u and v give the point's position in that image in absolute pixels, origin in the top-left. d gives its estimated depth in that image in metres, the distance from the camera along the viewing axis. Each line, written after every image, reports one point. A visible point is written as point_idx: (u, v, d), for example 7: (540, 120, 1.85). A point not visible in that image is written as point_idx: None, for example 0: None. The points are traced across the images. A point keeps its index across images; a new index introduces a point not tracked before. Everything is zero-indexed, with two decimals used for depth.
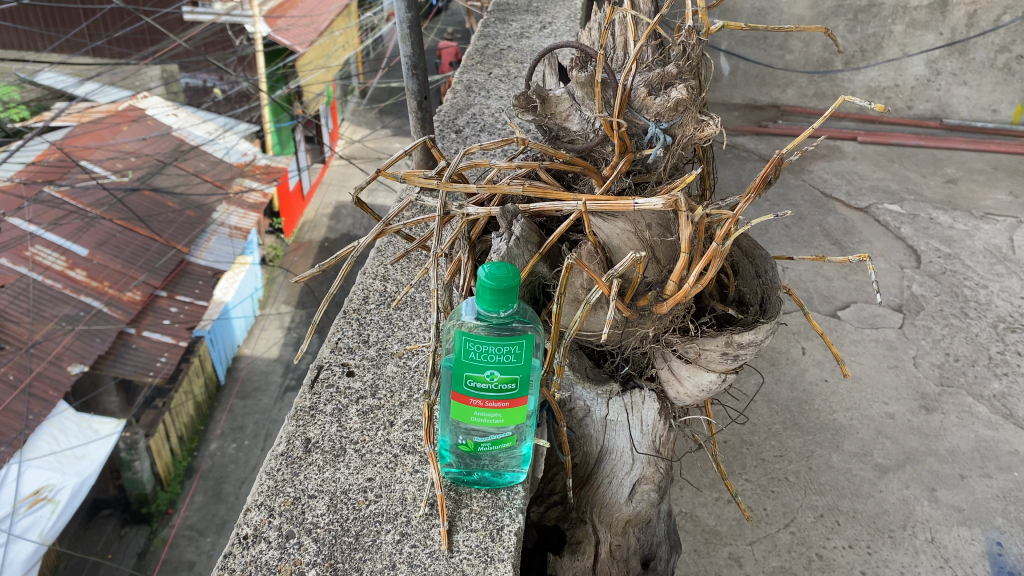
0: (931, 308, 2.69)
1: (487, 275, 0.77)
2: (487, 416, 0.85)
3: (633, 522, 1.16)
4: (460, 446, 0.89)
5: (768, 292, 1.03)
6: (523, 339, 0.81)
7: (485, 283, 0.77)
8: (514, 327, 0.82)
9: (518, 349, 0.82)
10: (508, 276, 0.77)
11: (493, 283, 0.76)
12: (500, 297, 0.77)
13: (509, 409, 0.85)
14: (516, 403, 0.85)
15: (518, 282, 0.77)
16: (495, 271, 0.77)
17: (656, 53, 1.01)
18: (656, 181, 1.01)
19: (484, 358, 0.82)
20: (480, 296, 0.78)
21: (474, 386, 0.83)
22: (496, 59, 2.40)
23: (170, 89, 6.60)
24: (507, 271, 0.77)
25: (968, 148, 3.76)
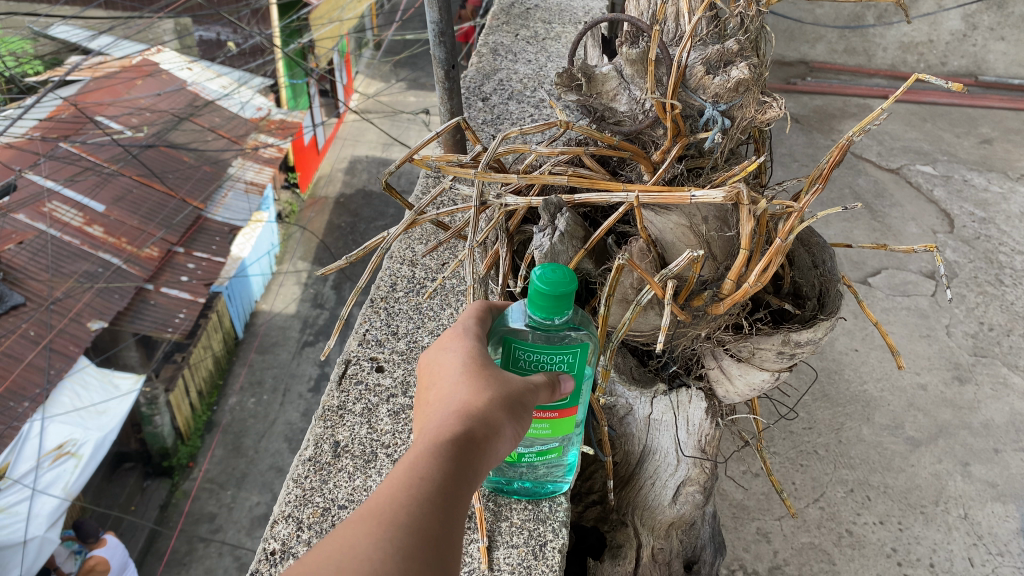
0: (965, 274, 2.58)
1: (539, 279, 0.69)
2: (536, 426, 0.80)
3: (676, 524, 1.20)
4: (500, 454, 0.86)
5: (827, 285, 0.95)
6: (579, 347, 0.76)
7: (538, 287, 0.70)
8: (566, 333, 0.76)
9: (572, 357, 0.76)
10: (565, 282, 0.69)
11: (547, 288, 0.69)
12: (554, 303, 0.70)
13: (554, 421, 0.80)
14: (563, 417, 0.80)
15: (575, 288, 0.70)
16: (548, 274, 0.69)
17: (712, 25, 0.92)
18: (712, 166, 0.94)
19: (532, 365, 0.76)
20: (532, 301, 0.71)
21: None
22: (523, 19, 2.30)
23: (184, 43, 6.48)
24: (563, 276, 0.70)
25: (1004, 106, 3.60)
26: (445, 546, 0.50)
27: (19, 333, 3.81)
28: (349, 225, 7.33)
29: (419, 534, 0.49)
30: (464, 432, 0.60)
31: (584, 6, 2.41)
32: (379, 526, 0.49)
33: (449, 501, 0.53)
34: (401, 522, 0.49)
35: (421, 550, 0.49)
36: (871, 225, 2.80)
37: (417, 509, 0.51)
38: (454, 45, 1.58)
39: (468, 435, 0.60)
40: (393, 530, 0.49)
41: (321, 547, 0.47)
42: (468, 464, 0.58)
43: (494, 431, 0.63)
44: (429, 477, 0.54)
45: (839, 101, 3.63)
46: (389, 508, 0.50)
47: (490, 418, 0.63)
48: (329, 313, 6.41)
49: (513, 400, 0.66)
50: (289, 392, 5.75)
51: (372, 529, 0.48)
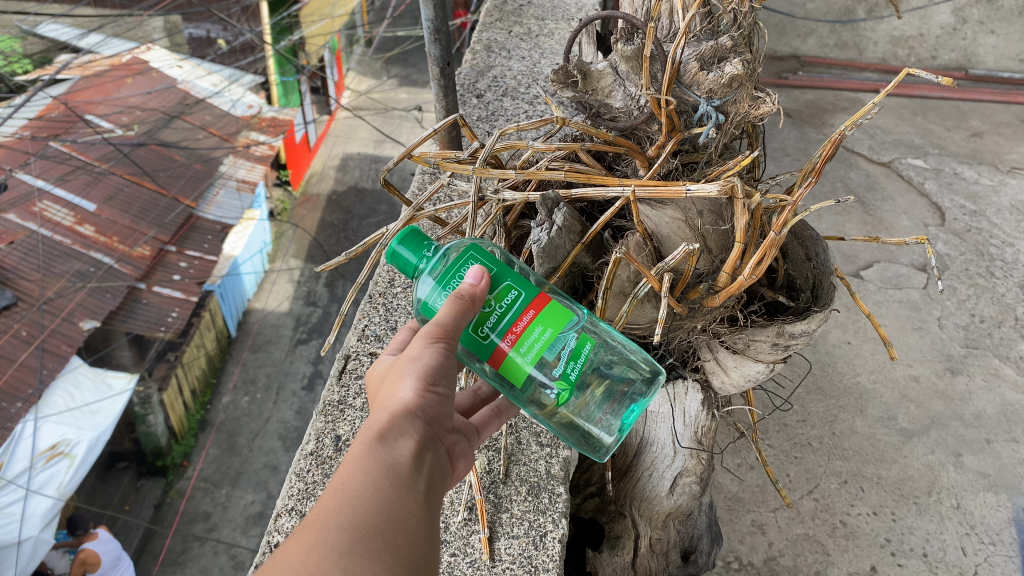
0: (956, 267, 2.60)
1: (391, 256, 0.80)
2: (538, 337, 0.74)
3: (673, 514, 1.23)
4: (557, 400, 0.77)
5: (821, 278, 0.96)
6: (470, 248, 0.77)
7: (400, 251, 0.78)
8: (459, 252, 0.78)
9: (475, 258, 0.76)
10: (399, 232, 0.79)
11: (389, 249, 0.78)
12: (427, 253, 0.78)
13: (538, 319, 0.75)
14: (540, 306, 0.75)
15: (416, 226, 0.79)
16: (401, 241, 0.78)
17: (705, 22, 0.93)
18: (706, 161, 0.95)
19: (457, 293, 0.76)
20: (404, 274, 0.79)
21: (492, 329, 0.75)
22: (516, 16, 2.31)
23: (174, 40, 6.45)
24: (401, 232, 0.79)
25: (994, 99, 3.62)
26: (377, 534, 0.53)
27: (10, 333, 3.80)
28: (342, 222, 7.32)
29: (351, 530, 0.52)
30: (376, 437, 0.62)
31: (577, 3, 2.42)
32: (310, 533, 0.51)
33: (374, 498, 0.56)
34: (332, 524, 0.52)
35: (355, 546, 0.51)
36: (862, 219, 2.82)
37: (347, 506, 0.54)
38: (449, 42, 1.60)
39: (383, 436, 0.63)
40: (326, 529, 0.52)
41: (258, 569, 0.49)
42: (389, 458, 0.60)
43: (412, 427, 0.65)
44: (351, 482, 0.56)
45: (830, 95, 3.64)
46: (320, 518, 0.52)
47: (400, 419, 0.65)
48: (322, 310, 6.41)
49: (417, 383, 0.69)
50: (283, 390, 5.75)
51: (305, 537, 0.51)
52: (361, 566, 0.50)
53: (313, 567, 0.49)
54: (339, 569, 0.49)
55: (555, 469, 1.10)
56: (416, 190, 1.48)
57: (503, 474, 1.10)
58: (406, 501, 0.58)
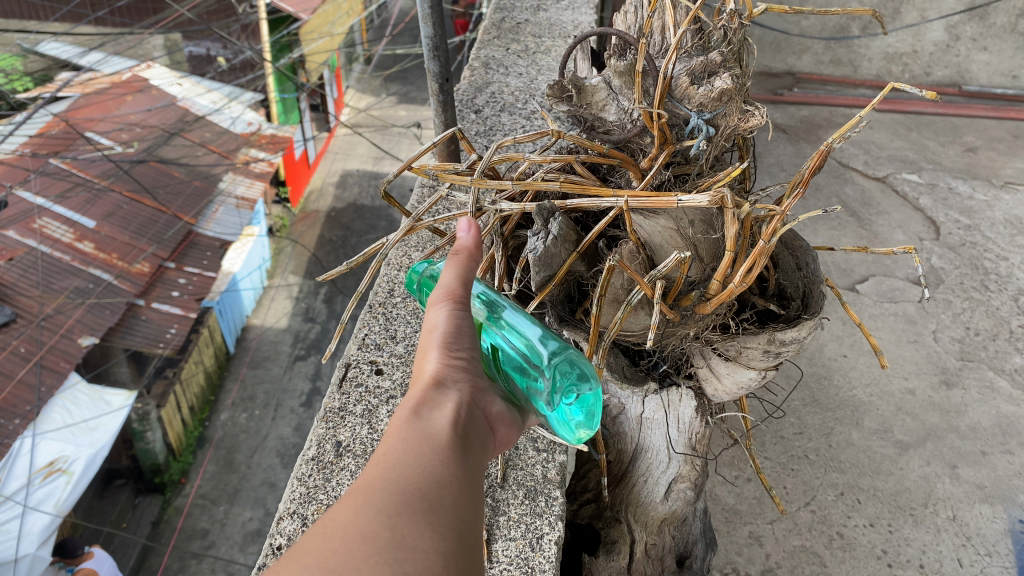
0: (951, 281, 2.62)
1: None
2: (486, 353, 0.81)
3: (668, 520, 1.28)
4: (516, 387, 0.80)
5: (810, 286, 0.99)
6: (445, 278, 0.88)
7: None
8: None
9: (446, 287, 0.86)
10: None
11: None
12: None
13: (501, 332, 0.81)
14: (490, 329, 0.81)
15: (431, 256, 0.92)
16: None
17: (696, 38, 0.98)
18: (697, 172, 0.98)
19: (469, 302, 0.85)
20: None
21: None
22: (513, 33, 2.34)
23: (174, 58, 6.50)
24: None
25: (987, 115, 3.66)
26: (423, 500, 0.48)
27: (9, 350, 3.83)
28: (341, 238, 7.34)
29: (397, 496, 0.48)
30: (408, 410, 0.58)
31: (574, 21, 2.46)
32: (352, 503, 0.46)
33: (416, 465, 0.51)
34: (375, 494, 0.47)
35: (403, 515, 0.47)
36: (858, 234, 2.85)
37: (388, 475, 0.49)
38: (448, 58, 1.63)
39: (415, 408, 0.58)
40: (369, 499, 0.47)
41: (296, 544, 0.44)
42: (427, 426, 0.56)
43: (446, 396, 0.61)
44: (389, 455, 0.52)
45: (825, 112, 3.68)
46: (363, 488, 0.48)
47: (430, 389, 0.62)
48: (320, 326, 6.42)
49: (440, 352, 0.65)
50: (281, 406, 5.75)
51: (348, 508, 0.46)
52: (412, 535, 0.46)
53: (360, 537, 0.44)
54: (386, 537, 0.45)
55: (551, 473, 1.13)
56: (415, 201, 1.50)
57: (500, 478, 1.12)
58: (451, 468, 0.53)
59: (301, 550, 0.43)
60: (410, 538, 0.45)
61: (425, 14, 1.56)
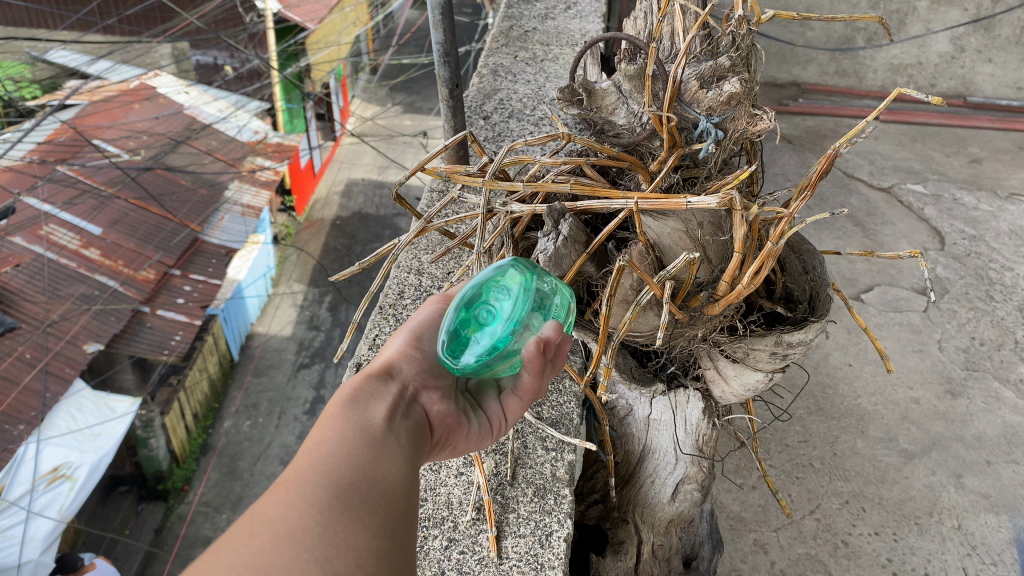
0: (956, 291, 2.62)
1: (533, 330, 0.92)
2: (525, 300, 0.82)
3: (676, 520, 1.29)
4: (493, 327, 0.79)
5: (818, 290, 1.00)
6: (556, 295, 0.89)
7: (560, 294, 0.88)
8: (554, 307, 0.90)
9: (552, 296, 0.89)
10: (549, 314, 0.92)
11: None
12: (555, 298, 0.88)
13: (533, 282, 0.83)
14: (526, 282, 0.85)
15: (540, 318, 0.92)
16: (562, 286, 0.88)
17: (705, 44, 1.00)
18: (706, 176, 1.00)
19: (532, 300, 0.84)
20: None
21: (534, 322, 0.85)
22: (521, 41, 2.36)
23: (182, 67, 6.58)
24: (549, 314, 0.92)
25: (992, 126, 3.67)
26: (354, 492, 0.55)
27: (14, 356, 3.83)
28: (345, 246, 7.37)
29: (330, 489, 0.54)
30: (349, 400, 0.66)
31: (581, 29, 2.49)
32: (290, 491, 0.53)
33: (348, 459, 0.58)
34: (311, 483, 0.54)
35: (333, 504, 0.53)
36: (862, 243, 2.86)
37: (323, 463, 0.57)
38: (458, 64, 1.63)
39: (357, 394, 0.67)
40: (304, 489, 0.53)
41: (233, 529, 0.50)
42: (363, 421, 0.64)
43: (389, 390, 0.71)
44: (327, 442, 0.59)
45: (830, 122, 3.70)
46: (298, 478, 0.54)
47: (374, 383, 0.70)
48: (325, 334, 6.42)
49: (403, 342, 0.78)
50: (284, 415, 5.76)
51: (282, 495, 0.53)
52: (341, 524, 0.52)
53: (291, 526, 0.50)
54: (318, 529, 0.50)
55: (560, 472, 1.13)
56: (425, 204, 1.51)
57: (510, 476, 1.13)
58: (377, 458, 0.60)
59: (234, 537, 0.49)
60: (342, 528, 0.51)
61: (435, 20, 1.57)
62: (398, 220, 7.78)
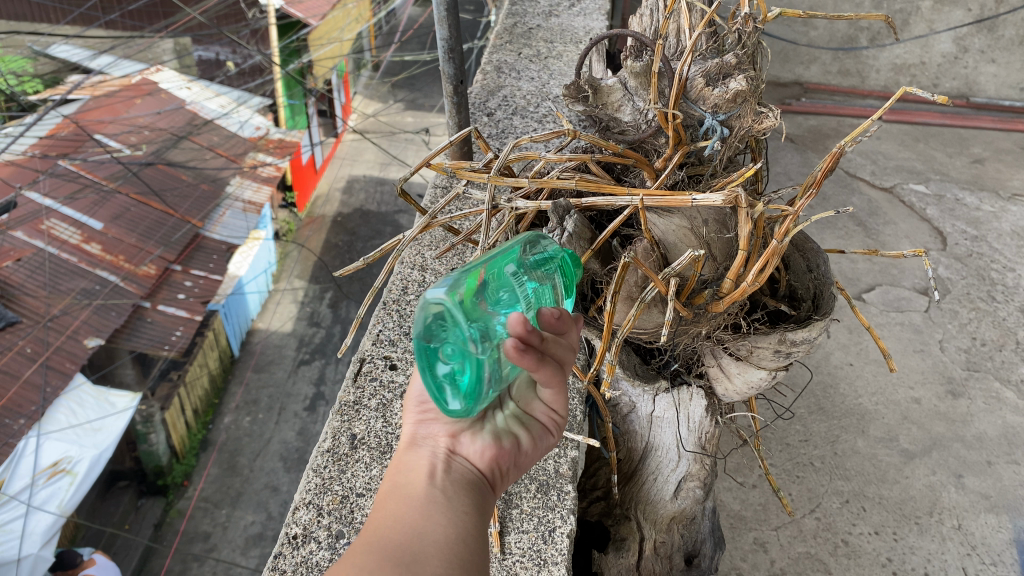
0: (958, 291, 2.62)
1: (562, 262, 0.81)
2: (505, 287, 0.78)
3: (678, 518, 1.32)
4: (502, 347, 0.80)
5: (821, 288, 1.00)
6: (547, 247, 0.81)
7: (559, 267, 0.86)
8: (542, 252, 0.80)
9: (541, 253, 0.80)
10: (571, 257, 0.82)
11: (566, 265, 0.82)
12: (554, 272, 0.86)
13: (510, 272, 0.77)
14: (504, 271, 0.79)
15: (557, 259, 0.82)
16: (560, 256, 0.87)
17: (711, 41, 1.00)
18: (710, 173, 1.00)
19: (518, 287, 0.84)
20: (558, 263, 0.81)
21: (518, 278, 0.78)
22: (525, 38, 2.36)
23: (184, 62, 6.57)
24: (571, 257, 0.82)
25: (995, 127, 3.67)
26: (412, 550, 0.55)
27: (15, 350, 3.83)
28: (346, 243, 7.37)
29: (392, 554, 0.54)
30: (392, 477, 0.66)
31: (585, 26, 2.49)
32: (355, 560, 0.53)
33: (398, 525, 0.58)
34: (373, 550, 0.54)
35: (396, 566, 0.53)
36: (865, 242, 2.85)
37: (375, 537, 0.57)
38: (463, 60, 1.63)
39: (399, 468, 0.67)
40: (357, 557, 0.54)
41: None
42: (409, 489, 0.63)
43: (428, 451, 0.69)
44: (383, 515, 0.59)
45: (833, 122, 3.69)
46: (361, 548, 0.55)
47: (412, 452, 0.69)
48: (325, 331, 6.41)
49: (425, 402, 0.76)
50: (284, 411, 5.77)
51: (350, 565, 0.53)
52: None
53: None
54: None
55: (563, 468, 1.14)
56: (429, 200, 1.52)
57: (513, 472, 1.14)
58: (429, 516, 0.60)
59: None
60: None
61: (441, 16, 1.57)
62: (399, 217, 7.78)
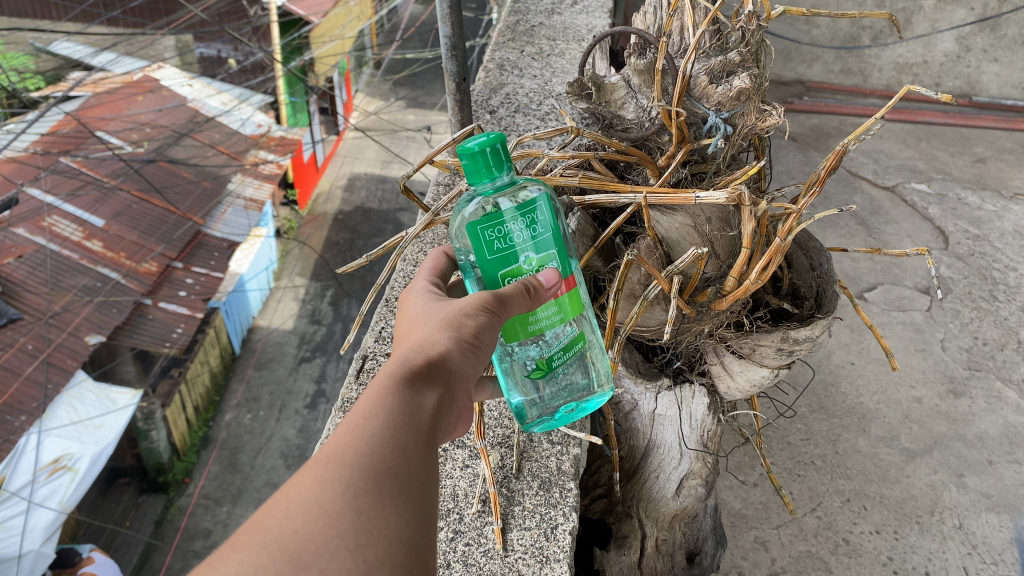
0: (959, 290, 2.62)
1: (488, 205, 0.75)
2: (548, 314, 0.77)
3: (679, 516, 1.32)
4: (531, 377, 0.81)
5: (824, 286, 1.00)
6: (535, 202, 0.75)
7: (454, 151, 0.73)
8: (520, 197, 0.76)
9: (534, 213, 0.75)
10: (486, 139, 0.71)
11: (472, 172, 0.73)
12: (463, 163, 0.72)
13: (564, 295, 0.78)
14: (565, 289, 0.78)
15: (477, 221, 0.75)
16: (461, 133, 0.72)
17: (714, 39, 1.00)
18: (714, 171, 0.99)
19: (510, 243, 0.75)
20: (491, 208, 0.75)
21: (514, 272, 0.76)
22: (528, 36, 2.36)
23: (186, 60, 6.57)
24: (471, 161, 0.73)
25: (997, 126, 3.66)
26: (396, 480, 0.50)
27: (16, 347, 3.84)
28: (347, 241, 7.37)
29: (366, 472, 0.49)
30: (400, 380, 0.59)
31: (587, 25, 2.48)
32: (325, 468, 0.49)
33: (390, 443, 0.53)
34: (348, 462, 0.49)
35: (369, 488, 0.48)
36: (867, 241, 2.85)
37: (365, 447, 0.51)
38: (465, 57, 1.63)
39: (409, 375, 0.60)
40: (340, 469, 0.49)
41: (266, 504, 0.46)
42: (412, 406, 0.57)
43: (436, 371, 0.63)
44: (369, 423, 0.54)
45: (835, 120, 3.69)
46: (336, 454, 0.50)
47: (424, 362, 0.63)
48: (326, 329, 6.42)
49: (456, 324, 0.68)
50: (285, 409, 5.77)
51: (319, 473, 0.48)
52: (375, 511, 0.47)
53: (326, 508, 0.46)
54: (352, 514, 0.46)
55: (565, 466, 1.14)
56: (432, 197, 1.52)
57: (515, 469, 1.14)
58: (422, 451, 0.54)
59: (267, 513, 0.45)
60: (374, 515, 0.47)
61: (443, 14, 1.56)
62: (400, 214, 7.78)
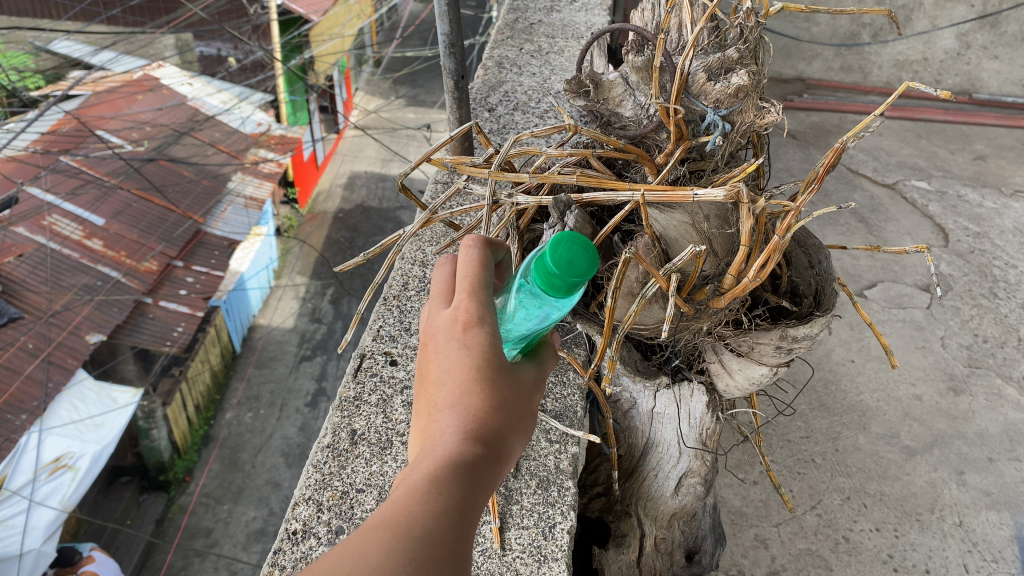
0: (960, 287, 2.62)
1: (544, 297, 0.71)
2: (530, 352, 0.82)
3: (678, 514, 1.31)
4: None
5: (823, 284, 0.99)
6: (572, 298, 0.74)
7: (549, 269, 0.65)
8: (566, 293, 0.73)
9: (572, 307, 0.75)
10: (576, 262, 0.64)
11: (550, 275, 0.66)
12: (567, 289, 0.66)
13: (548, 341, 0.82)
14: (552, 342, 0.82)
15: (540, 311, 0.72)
16: (562, 255, 0.64)
17: (712, 36, 1.00)
18: (712, 168, 0.99)
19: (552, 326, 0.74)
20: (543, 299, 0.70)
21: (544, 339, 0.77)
22: (527, 33, 2.36)
23: (185, 58, 6.56)
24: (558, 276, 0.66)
25: (997, 123, 3.65)
26: (452, 559, 0.50)
27: (16, 346, 3.84)
28: (347, 239, 7.36)
29: (429, 548, 0.49)
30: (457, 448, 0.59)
31: (587, 22, 2.48)
32: (391, 537, 0.49)
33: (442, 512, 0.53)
34: (414, 537, 0.49)
35: (433, 570, 0.48)
36: (867, 238, 2.85)
37: (424, 517, 0.51)
38: (463, 55, 1.62)
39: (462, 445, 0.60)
40: (402, 541, 0.49)
41: (327, 560, 0.46)
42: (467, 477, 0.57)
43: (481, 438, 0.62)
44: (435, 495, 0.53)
45: (835, 118, 3.68)
46: (401, 525, 0.50)
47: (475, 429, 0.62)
48: (326, 327, 6.42)
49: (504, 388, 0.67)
50: (285, 407, 5.77)
51: (386, 540, 0.48)
52: None
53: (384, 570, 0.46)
54: None
55: (564, 464, 1.14)
56: (430, 195, 1.52)
57: (513, 468, 1.13)
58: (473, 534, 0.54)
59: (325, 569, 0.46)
60: None
61: (441, 11, 1.56)
62: (401, 212, 7.77)
